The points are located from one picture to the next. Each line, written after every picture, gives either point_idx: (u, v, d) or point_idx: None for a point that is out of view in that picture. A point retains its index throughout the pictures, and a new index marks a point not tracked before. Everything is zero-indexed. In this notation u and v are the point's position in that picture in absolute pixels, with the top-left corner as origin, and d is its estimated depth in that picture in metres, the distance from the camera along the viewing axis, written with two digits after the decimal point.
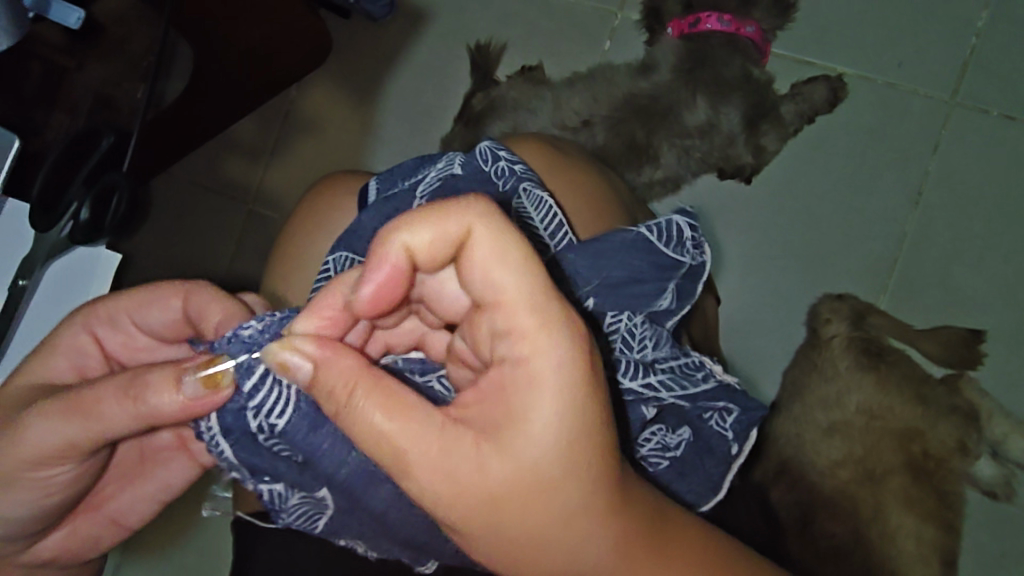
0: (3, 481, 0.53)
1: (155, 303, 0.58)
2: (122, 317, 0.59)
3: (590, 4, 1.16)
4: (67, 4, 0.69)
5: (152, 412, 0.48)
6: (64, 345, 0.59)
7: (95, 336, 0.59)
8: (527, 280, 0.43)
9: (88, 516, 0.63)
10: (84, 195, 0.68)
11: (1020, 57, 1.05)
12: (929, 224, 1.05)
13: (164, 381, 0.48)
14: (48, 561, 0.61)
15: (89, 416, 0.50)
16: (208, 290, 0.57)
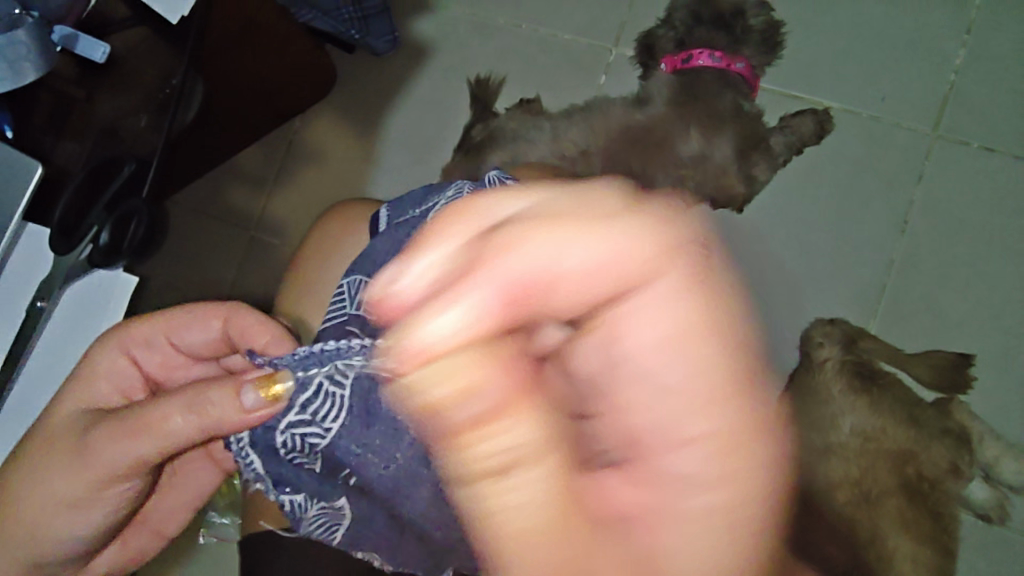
0: (74, 505, 0.57)
1: (195, 323, 0.65)
2: (159, 337, 0.65)
3: (586, 41, 1.21)
4: (94, 39, 0.72)
5: (213, 423, 0.52)
6: (103, 367, 0.63)
7: (131, 356, 0.64)
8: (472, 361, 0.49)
9: (135, 529, 0.72)
10: (106, 219, 0.76)
11: (997, 92, 1.10)
12: (915, 251, 1.09)
13: (224, 395, 0.52)
14: (105, 573, 0.70)
15: (155, 431, 0.54)
16: (248, 315, 0.63)
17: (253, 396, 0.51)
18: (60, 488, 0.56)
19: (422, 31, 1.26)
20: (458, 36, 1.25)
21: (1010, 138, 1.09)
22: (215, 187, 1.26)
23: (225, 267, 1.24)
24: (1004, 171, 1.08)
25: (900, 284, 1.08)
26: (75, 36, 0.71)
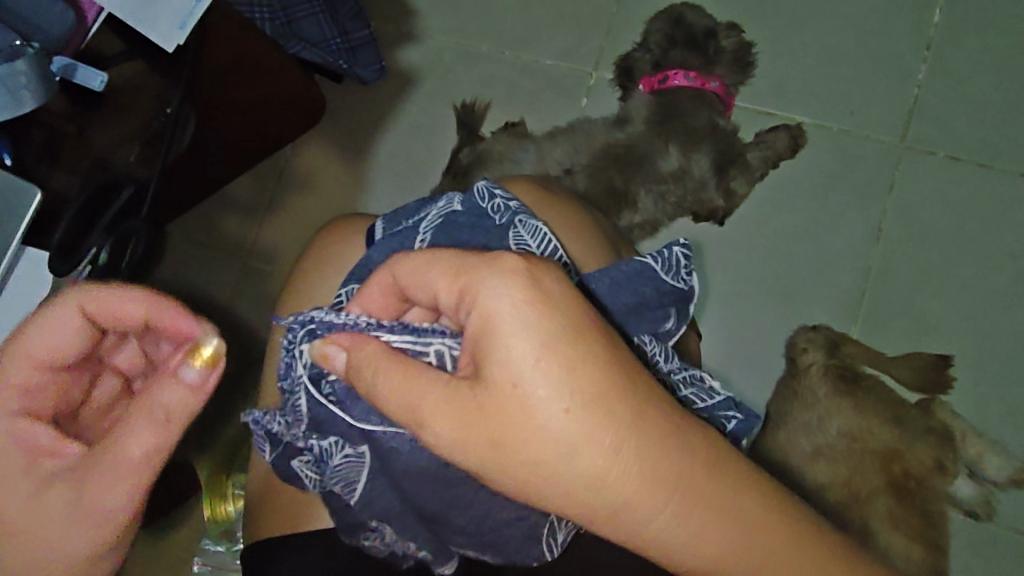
0: (88, 554, 0.56)
1: (50, 330, 0.56)
2: (34, 355, 0.57)
3: (566, 66, 1.26)
4: (92, 69, 0.75)
5: (186, 412, 0.54)
6: (3, 431, 0.55)
7: (16, 403, 0.56)
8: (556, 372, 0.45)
9: None
10: (102, 239, 0.79)
11: (958, 104, 1.15)
12: (891, 256, 1.12)
13: (171, 387, 0.53)
14: None
15: (139, 452, 0.53)
16: (111, 296, 0.57)
17: (191, 372, 0.53)
18: (80, 540, 0.55)
19: (408, 60, 1.30)
20: (442, 64, 1.30)
21: (974, 147, 1.14)
22: (205, 216, 1.28)
23: (216, 294, 1.25)
24: (970, 178, 1.13)
25: (879, 288, 1.11)
26: (73, 66, 0.74)
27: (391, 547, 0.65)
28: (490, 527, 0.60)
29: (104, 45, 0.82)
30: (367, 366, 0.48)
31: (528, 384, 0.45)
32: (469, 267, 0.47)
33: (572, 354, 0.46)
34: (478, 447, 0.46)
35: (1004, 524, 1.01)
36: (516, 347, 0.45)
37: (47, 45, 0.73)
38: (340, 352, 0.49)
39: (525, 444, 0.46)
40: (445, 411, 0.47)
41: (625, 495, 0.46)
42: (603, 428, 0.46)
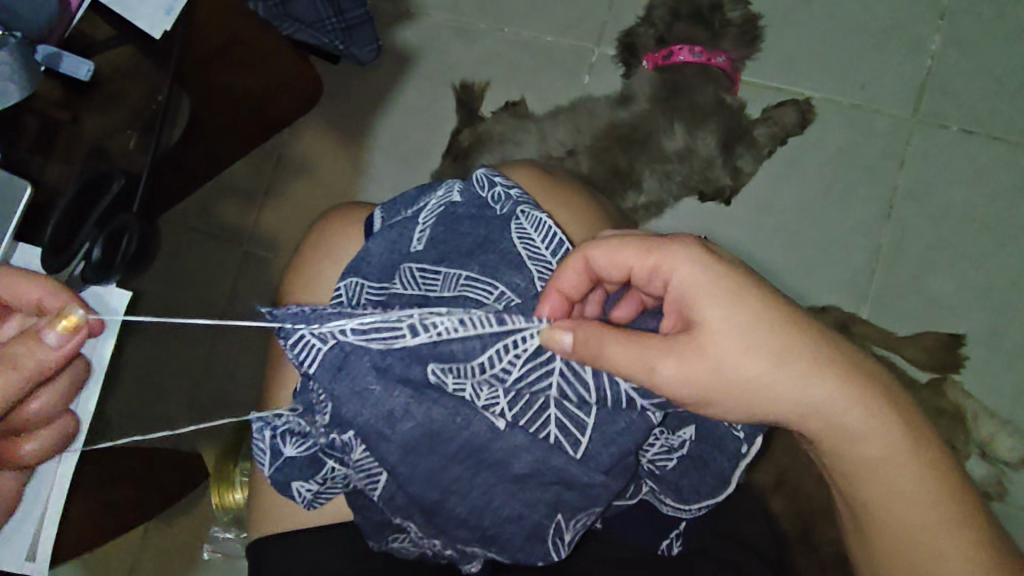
0: None
1: None
2: None
3: (568, 42, 1.22)
4: (78, 57, 0.73)
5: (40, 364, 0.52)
6: None
7: None
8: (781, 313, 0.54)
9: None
10: (96, 236, 0.75)
11: (973, 76, 1.11)
12: (902, 234, 1.10)
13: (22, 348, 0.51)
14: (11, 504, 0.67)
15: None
16: None
17: (55, 337, 0.53)
18: None
19: (405, 39, 1.27)
20: (441, 43, 1.26)
21: (988, 120, 1.11)
22: (204, 204, 1.26)
23: (219, 283, 1.23)
24: (984, 152, 1.10)
25: (889, 267, 1.09)
26: (59, 55, 0.71)
27: (421, 548, 0.65)
28: (489, 517, 0.60)
29: (90, 29, 0.78)
30: (595, 341, 0.53)
31: (727, 325, 0.53)
32: (655, 246, 0.56)
33: (750, 289, 0.54)
34: (701, 381, 0.54)
35: (1017, 504, 1.00)
36: (705, 293, 0.54)
37: (30, 33, 0.70)
38: (567, 335, 0.54)
39: (734, 377, 0.53)
40: (639, 343, 0.54)
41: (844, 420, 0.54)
42: (802, 359, 0.54)
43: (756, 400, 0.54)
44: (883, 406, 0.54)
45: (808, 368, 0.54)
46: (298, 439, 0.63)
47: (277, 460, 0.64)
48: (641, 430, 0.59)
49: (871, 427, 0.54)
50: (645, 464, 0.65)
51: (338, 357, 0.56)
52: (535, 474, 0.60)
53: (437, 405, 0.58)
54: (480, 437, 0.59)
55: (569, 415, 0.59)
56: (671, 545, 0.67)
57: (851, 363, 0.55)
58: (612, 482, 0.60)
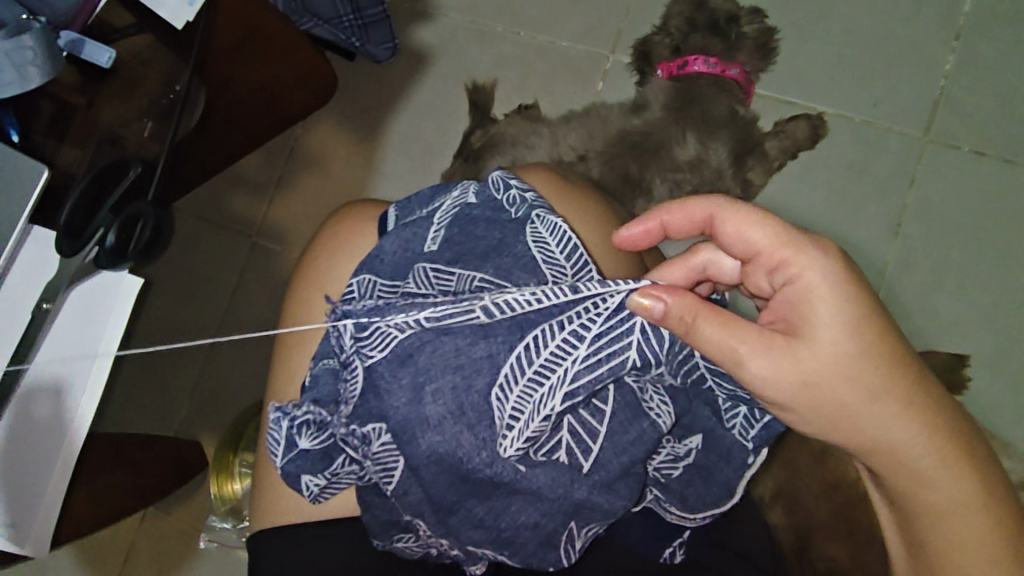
0: None
1: None
2: None
3: (583, 48, 1.23)
4: (100, 44, 0.73)
5: None
6: None
7: None
8: (896, 337, 0.56)
9: None
10: (112, 221, 0.71)
11: (985, 97, 1.12)
12: (910, 252, 1.10)
13: None
14: None
15: None
16: None
17: None
18: None
19: (421, 38, 1.27)
20: (456, 43, 1.27)
21: (1000, 143, 1.11)
22: (214, 193, 1.26)
23: (226, 273, 1.24)
24: (993, 174, 1.10)
25: (895, 285, 1.09)
26: (80, 41, 0.71)
27: (426, 548, 0.65)
28: (505, 520, 0.60)
29: (111, 16, 0.79)
30: (689, 313, 0.54)
31: (834, 342, 0.54)
32: (793, 242, 0.56)
33: (871, 314, 0.55)
34: (794, 381, 0.55)
35: None
36: (820, 304, 0.55)
37: (52, 18, 0.72)
38: (660, 303, 0.54)
39: (824, 388, 0.55)
40: (741, 336, 0.54)
41: (917, 458, 0.55)
42: (894, 392, 0.55)
43: (839, 414, 0.55)
44: (964, 459, 0.56)
45: (903, 397, 0.55)
46: (314, 431, 0.63)
47: (291, 452, 0.63)
48: (651, 440, 0.61)
49: (937, 470, 0.55)
50: (650, 472, 0.66)
51: (413, 344, 0.59)
52: (554, 484, 0.60)
53: (470, 432, 0.58)
54: (504, 475, 0.59)
55: (583, 423, 0.60)
56: (673, 555, 0.67)
57: (941, 411, 0.56)
58: (624, 496, 0.61)
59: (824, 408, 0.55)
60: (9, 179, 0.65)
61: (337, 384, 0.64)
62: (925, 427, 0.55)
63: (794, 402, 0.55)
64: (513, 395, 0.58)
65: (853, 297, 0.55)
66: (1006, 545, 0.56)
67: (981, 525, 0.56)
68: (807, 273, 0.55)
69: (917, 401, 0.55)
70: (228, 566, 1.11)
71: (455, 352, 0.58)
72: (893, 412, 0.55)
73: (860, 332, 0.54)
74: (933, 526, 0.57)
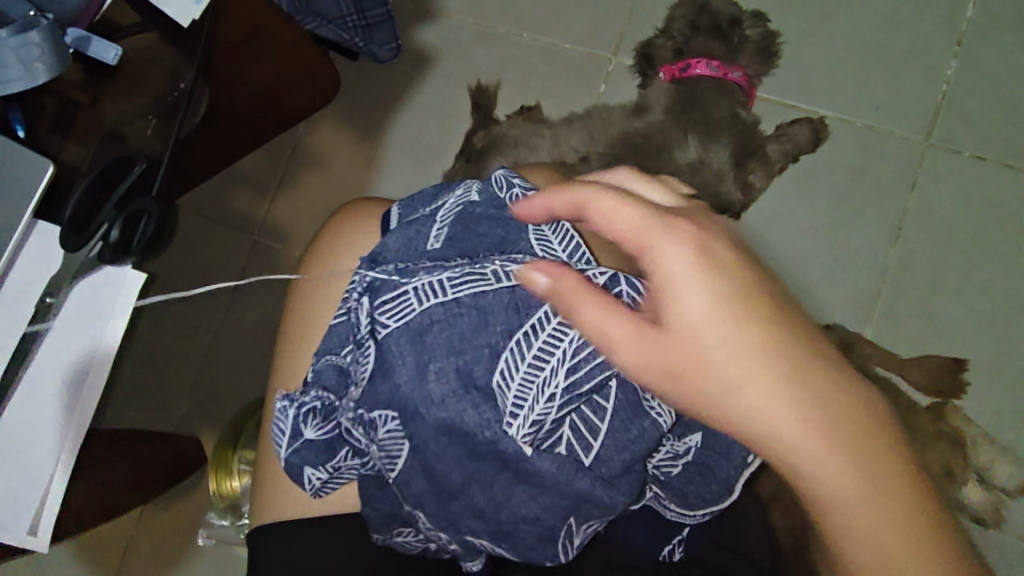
0: None
1: None
2: None
3: (585, 50, 1.23)
4: (107, 42, 0.73)
5: None
6: None
7: None
8: (791, 323, 0.50)
9: None
10: (116, 216, 0.72)
11: (986, 102, 1.12)
12: (910, 256, 1.10)
13: None
14: None
15: None
16: None
17: None
18: None
19: (425, 39, 1.28)
20: (459, 45, 1.27)
21: (1001, 148, 1.11)
22: (217, 192, 1.27)
23: (228, 270, 1.24)
24: (994, 179, 1.11)
25: (895, 289, 1.10)
26: (87, 38, 0.72)
27: (424, 543, 0.66)
28: (506, 513, 0.60)
29: (118, 17, 0.81)
30: (573, 291, 0.51)
31: (705, 334, 0.49)
32: (639, 225, 0.50)
33: (722, 303, 0.49)
34: (668, 368, 0.50)
35: (1011, 531, 1.01)
36: (680, 291, 0.49)
37: (60, 15, 0.72)
38: (543, 275, 0.52)
39: (695, 378, 0.49)
40: (608, 319, 0.50)
41: (836, 471, 0.49)
42: (793, 384, 0.49)
43: (716, 405, 0.50)
44: (874, 463, 0.50)
45: (801, 389, 0.49)
46: (319, 421, 0.63)
47: (295, 442, 0.64)
48: (652, 438, 0.60)
49: (853, 486, 0.49)
50: (650, 469, 0.65)
51: (425, 321, 0.60)
52: (558, 471, 0.58)
53: (473, 409, 0.58)
54: (509, 455, 0.58)
55: (584, 419, 0.60)
56: (672, 551, 0.67)
57: (840, 417, 0.49)
58: (626, 491, 0.60)
59: (703, 400, 0.50)
60: (17, 173, 0.66)
61: (344, 375, 0.64)
62: (823, 424, 0.49)
63: (668, 392, 0.51)
64: (515, 382, 0.58)
65: (739, 278, 0.50)
66: (956, 568, 0.50)
67: (892, 536, 0.50)
68: (688, 249, 0.50)
69: (818, 397, 0.49)
70: (226, 563, 1.11)
71: (460, 338, 0.59)
72: (768, 405, 0.49)
73: (738, 316, 0.49)
74: (875, 549, 0.50)
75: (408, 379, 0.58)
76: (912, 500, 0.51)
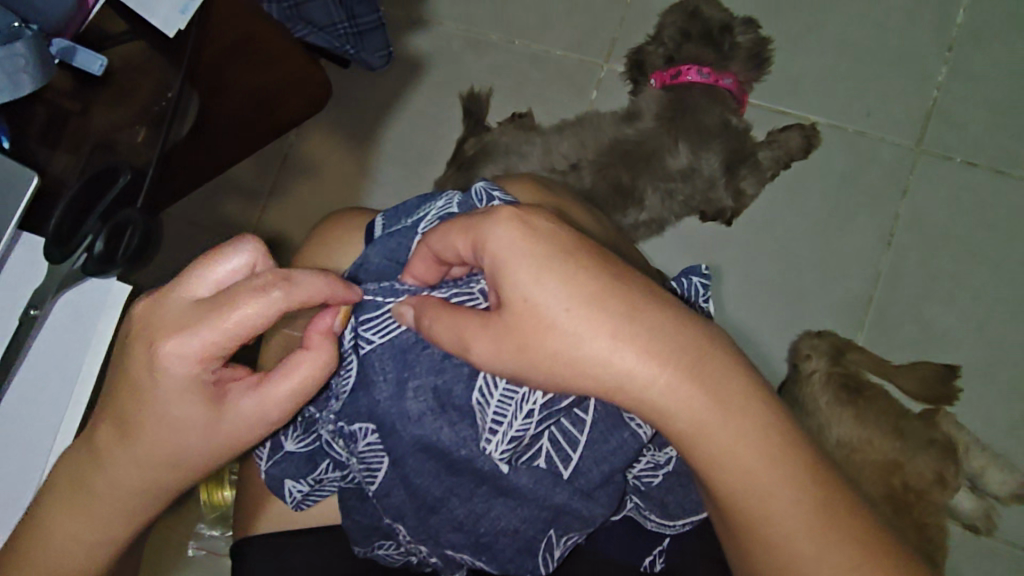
0: None
1: None
2: None
3: (577, 57, 1.23)
4: (92, 53, 0.74)
5: None
6: None
7: None
8: (644, 298, 0.51)
9: None
10: (100, 229, 0.73)
11: (978, 109, 1.12)
12: (902, 263, 1.10)
13: None
14: None
15: None
16: None
17: None
18: None
19: (416, 46, 1.28)
20: (452, 52, 1.27)
21: (992, 154, 1.11)
22: (208, 200, 1.27)
23: None
24: (986, 185, 1.10)
25: (886, 295, 1.10)
26: (72, 49, 0.72)
27: (407, 556, 0.66)
28: (485, 525, 0.61)
29: (107, 23, 0.80)
30: (419, 319, 0.54)
31: (554, 299, 0.50)
32: (475, 222, 0.52)
33: (555, 269, 0.50)
34: (542, 354, 0.51)
35: (1003, 538, 1.01)
36: (517, 266, 0.50)
37: (45, 25, 0.71)
38: (409, 309, 0.55)
39: (567, 363, 0.51)
40: (479, 323, 0.52)
41: (708, 421, 0.52)
42: (658, 358, 0.50)
43: (589, 387, 0.51)
44: (750, 427, 0.52)
45: (667, 364, 0.50)
46: (299, 433, 0.64)
47: (276, 454, 0.65)
48: (632, 450, 0.60)
49: (727, 434, 0.52)
50: (631, 479, 0.66)
51: (411, 338, 0.58)
52: (536, 486, 0.59)
53: (450, 428, 0.58)
54: (486, 470, 0.58)
55: (563, 431, 0.59)
56: (654, 563, 0.67)
57: (707, 371, 0.51)
58: (604, 503, 0.61)
59: (574, 384, 0.51)
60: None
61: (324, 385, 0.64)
62: (689, 397, 0.51)
63: (543, 378, 0.52)
64: (495, 400, 0.56)
65: (578, 261, 0.51)
66: (817, 508, 0.53)
67: (780, 492, 0.53)
68: (498, 241, 0.51)
69: (681, 368, 0.51)
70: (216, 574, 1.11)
71: (440, 358, 0.57)
72: (637, 383, 0.50)
73: (595, 298, 0.50)
74: (749, 497, 0.53)
75: (385, 396, 0.58)
76: (777, 449, 0.53)
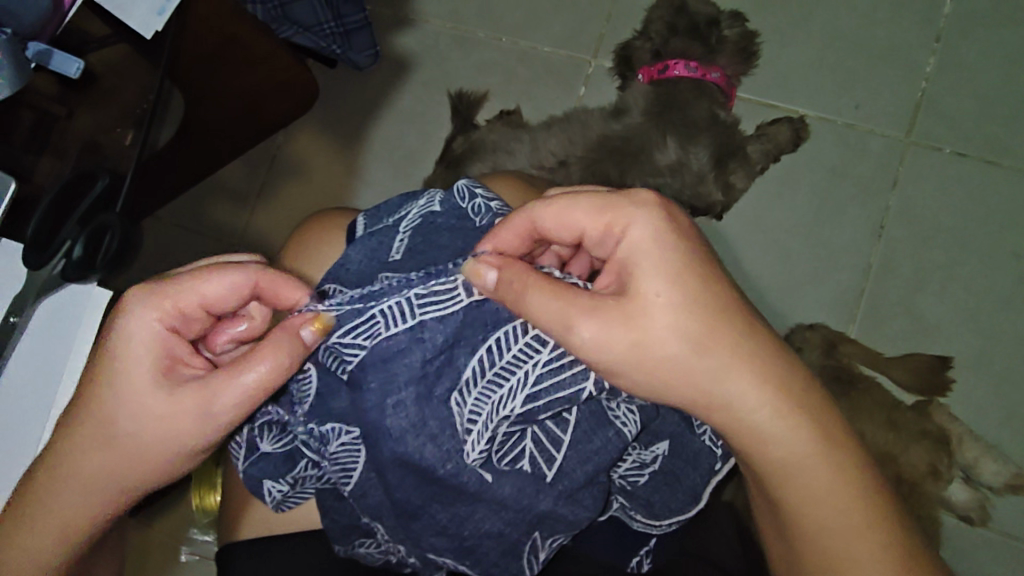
0: None
1: None
2: None
3: (565, 53, 1.22)
4: (68, 55, 0.71)
5: None
6: None
7: None
8: (759, 333, 0.54)
9: None
10: (77, 234, 0.70)
11: (967, 99, 1.12)
12: (893, 254, 1.10)
13: None
14: None
15: None
16: None
17: None
18: None
19: (403, 45, 1.27)
20: (438, 50, 1.26)
21: (982, 144, 1.10)
22: (196, 201, 1.27)
23: None
24: (977, 175, 1.10)
25: (877, 288, 1.09)
26: (49, 52, 0.70)
27: (386, 555, 0.65)
28: (468, 528, 0.60)
29: (89, 26, 0.80)
30: (516, 287, 0.52)
31: (677, 310, 0.52)
32: (614, 204, 0.54)
33: (693, 273, 0.52)
34: (649, 355, 0.52)
35: (998, 529, 1.00)
36: (645, 272, 0.52)
37: (19, 29, 0.69)
38: (493, 271, 0.53)
39: (667, 366, 0.52)
40: (587, 312, 0.52)
41: (802, 451, 0.54)
42: (766, 379, 0.53)
43: (687, 392, 0.53)
44: (836, 467, 0.55)
45: (772, 388, 0.53)
46: (275, 434, 0.63)
47: (253, 455, 0.64)
48: (616, 449, 0.60)
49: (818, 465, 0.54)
50: (616, 479, 0.66)
51: (390, 348, 0.56)
52: (519, 494, 0.59)
53: (433, 443, 0.56)
54: (470, 485, 0.58)
55: (546, 432, 0.59)
56: (640, 563, 0.66)
57: (813, 411, 0.54)
58: (591, 506, 0.61)
59: (669, 390, 0.53)
60: None
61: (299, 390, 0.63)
62: (782, 420, 0.53)
63: (635, 379, 0.53)
64: (473, 400, 0.56)
65: (712, 280, 0.53)
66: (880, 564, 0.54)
67: (844, 537, 0.55)
68: (635, 233, 0.53)
69: (786, 397, 0.53)
70: None
71: (420, 364, 0.56)
72: (735, 397, 0.53)
73: (716, 315, 0.52)
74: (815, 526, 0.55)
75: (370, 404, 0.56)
76: (861, 494, 0.55)
